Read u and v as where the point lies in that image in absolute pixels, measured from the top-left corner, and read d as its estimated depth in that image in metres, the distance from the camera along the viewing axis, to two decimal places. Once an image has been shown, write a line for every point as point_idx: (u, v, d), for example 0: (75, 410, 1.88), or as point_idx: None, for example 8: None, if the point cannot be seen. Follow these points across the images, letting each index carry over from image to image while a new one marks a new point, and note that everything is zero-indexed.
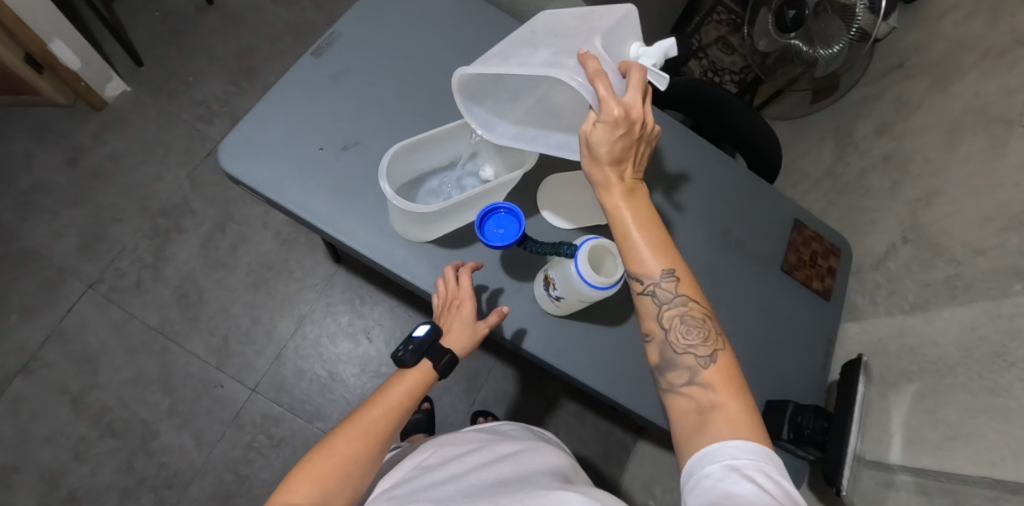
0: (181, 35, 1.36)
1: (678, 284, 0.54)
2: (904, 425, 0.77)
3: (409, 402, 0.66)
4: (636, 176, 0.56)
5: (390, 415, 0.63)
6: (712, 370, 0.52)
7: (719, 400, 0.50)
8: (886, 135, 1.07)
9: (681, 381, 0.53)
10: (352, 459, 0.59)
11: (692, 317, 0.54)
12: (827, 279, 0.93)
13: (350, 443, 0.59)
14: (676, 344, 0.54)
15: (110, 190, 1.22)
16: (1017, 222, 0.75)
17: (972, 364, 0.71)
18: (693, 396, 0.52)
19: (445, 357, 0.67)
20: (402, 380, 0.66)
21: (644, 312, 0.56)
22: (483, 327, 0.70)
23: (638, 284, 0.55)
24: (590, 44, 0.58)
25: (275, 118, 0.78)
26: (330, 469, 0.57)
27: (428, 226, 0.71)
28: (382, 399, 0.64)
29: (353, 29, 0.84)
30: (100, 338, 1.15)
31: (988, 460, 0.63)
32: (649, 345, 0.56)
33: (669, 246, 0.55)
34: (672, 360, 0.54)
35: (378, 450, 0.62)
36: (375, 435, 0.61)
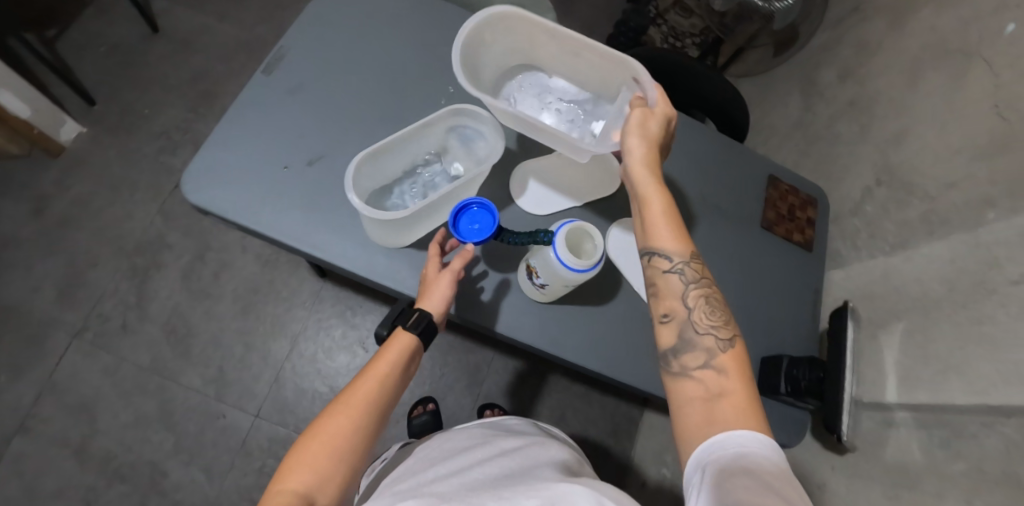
0: (131, 67, 1.32)
1: (703, 270, 0.57)
2: (896, 364, 0.77)
3: (394, 373, 0.66)
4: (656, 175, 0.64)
5: (377, 389, 0.64)
6: (729, 354, 0.53)
7: (730, 386, 0.51)
8: (849, 80, 1.07)
9: (696, 364, 0.53)
10: (343, 435, 0.59)
11: (715, 303, 0.56)
12: (807, 230, 0.93)
13: (340, 419, 0.60)
14: (697, 325, 0.55)
15: (81, 236, 1.20)
16: (986, 152, 0.76)
17: (954, 296, 0.72)
18: (705, 380, 0.52)
19: (414, 315, 0.68)
20: (384, 355, 0.67)
21: (667, 292, 0.57)
22: (445, 275, 0.70)
23: (666, 261, 0.58)
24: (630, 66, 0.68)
25: (236, 142, 0.77)
26: (324, 448, 0.58)
27: (404, 231, 0.70)
28: (367, 374, 0.65)
29: (302, 41, 0.83)
30: (94, 385, 1.13)
31: (979, 388, 0.65)
32: (665, 325, 0.57)
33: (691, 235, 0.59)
34: (691, 340, 0.55)
35: (370, 426, 0.62)
36: (361, 407, 0.62)
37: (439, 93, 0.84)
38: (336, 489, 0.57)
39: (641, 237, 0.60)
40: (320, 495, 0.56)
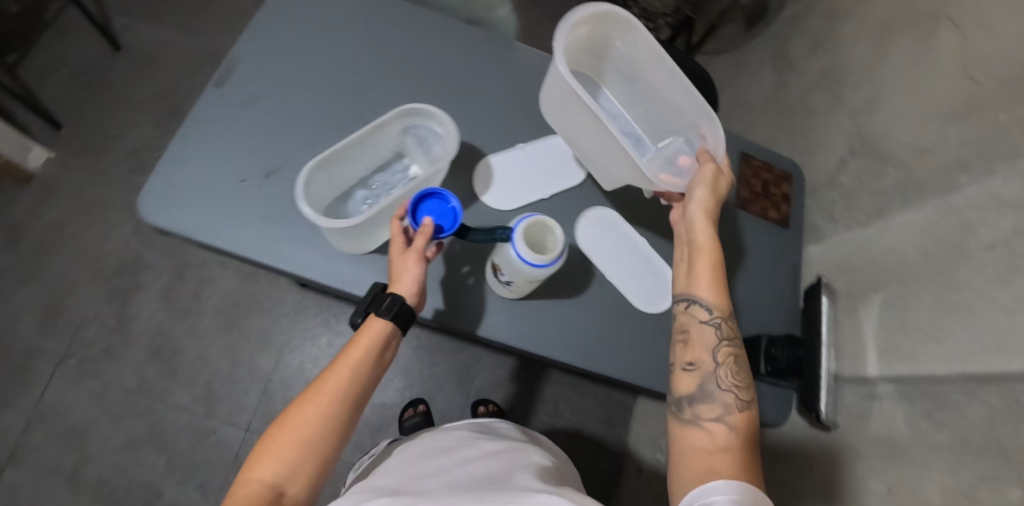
0: (96, 87, 1.30)
1: (734, 335, 0.65)
2: (876, 336, 0.76)
3: (368, 361, 0.64)
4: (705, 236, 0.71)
5: (350, 379, 0.62)
6: (740, 416, 0.60)
7: (734, 442, 0.58)
8: (820, 50, 1.05)
9: (710, 415, 0.60)
10: (314, 427, 0.59)
11: (740, 365, 0.64)
12: (783, 207, 0.92)
13: (312, 411, 0.59)
14: (720, 380, 0.62)
15: (58, 262, 1.18)
16: (957, 115, 0.74)
17: (930, 265, 0.71)
18: (715, 429, 0.58)
19: (385, 299, 0.66)
20: (357, 343, 0.64)
21: (699, 342, 0.65)
22: (410, 256, 0.66)
23: (705, 313, 0.65)
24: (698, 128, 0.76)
25: (191, 159, 0.75)
26: (295, 441, 0.58)
27: (365, 237, 0.69)
28: (340, 363, 0.63)
29: (252, 50, 0.81)
30: (82, 411, 1.12)
31: (958, 356, 0.64)
32: (687, 370, 0.64)
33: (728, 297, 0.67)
34: (710, 389, 0.61)
35: (343, 417, 0.61)
36: (333, 399, 0.61)
37: (397, 94, 0.82)
38: (308, 478, 0.58)
39: (682, 284, 0.69)
40: (291, 484, 0.56)
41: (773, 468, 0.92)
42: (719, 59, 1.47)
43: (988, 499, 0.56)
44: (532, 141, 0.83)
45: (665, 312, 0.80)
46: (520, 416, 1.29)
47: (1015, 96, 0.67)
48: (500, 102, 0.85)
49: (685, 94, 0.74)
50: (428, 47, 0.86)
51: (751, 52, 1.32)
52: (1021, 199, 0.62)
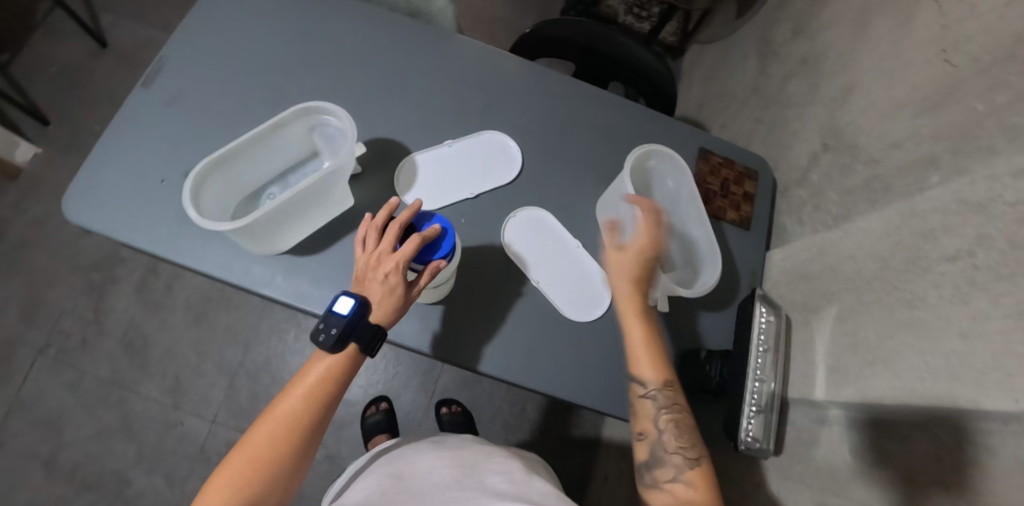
0: (80, 85, 1.34)
1: (674, 393, 0.63)
2: (827, 354, 0.68)
3: (333, 385, 0.61)
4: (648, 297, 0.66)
5: (312, 404, 0.59)
6: (695, 471, 0.57)
7: (696, 496, 0.55)
8: (801, 34, 0.96)
9: (666, 477, 0.58)
10: (275, 457, 0.55)
11: (683, 423, 0.61)
12: (744, 207, 0.85)
13: (272, 439, 0.56)
14: (666, 444, 0.60)
15: (41, 256, 1.23)
16: (931, 104, 0.65)
17: (888, 276, 0.62)
18: (674, 491, 0.56)
19: (377, 335, 0.61)
20: (320, 365, 0.61)
21: (644, 414, 0.63)
22: (412, 294, 0.62)
23: (640, 389, 0.64)
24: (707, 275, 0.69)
25: (114, 159, 0.75)
26: (252, 471, 0.54)
27: (270, 236, 0.67)
28: (301, 386, 0.59)
29: (179, 48, 0.80)
30: (59, 400, 1.16)
31: (908, 383, 0.55)
32: (639, 443, 0.62)
33: (669, 364, 0.64)
34: (660, 457, 0.59)
35: (304, 443, 0.58)
36: (295, 426, 0.57)
37: (324, 91, 0.80)
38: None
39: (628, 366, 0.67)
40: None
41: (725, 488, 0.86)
42: (710, 47, 1.38)
43: None
44: (460, 138, 0.80)
45: (597, 320, 0.74)
46: (487, 417, 1.27)
47: (993, 83, 0.57)
48: (431, 97, 0.82)
49: (703, 235, 0.71)
50: (359, 40, 0.83)
51: (737, 39, 1.23)
52: (989, 203, 0.53)
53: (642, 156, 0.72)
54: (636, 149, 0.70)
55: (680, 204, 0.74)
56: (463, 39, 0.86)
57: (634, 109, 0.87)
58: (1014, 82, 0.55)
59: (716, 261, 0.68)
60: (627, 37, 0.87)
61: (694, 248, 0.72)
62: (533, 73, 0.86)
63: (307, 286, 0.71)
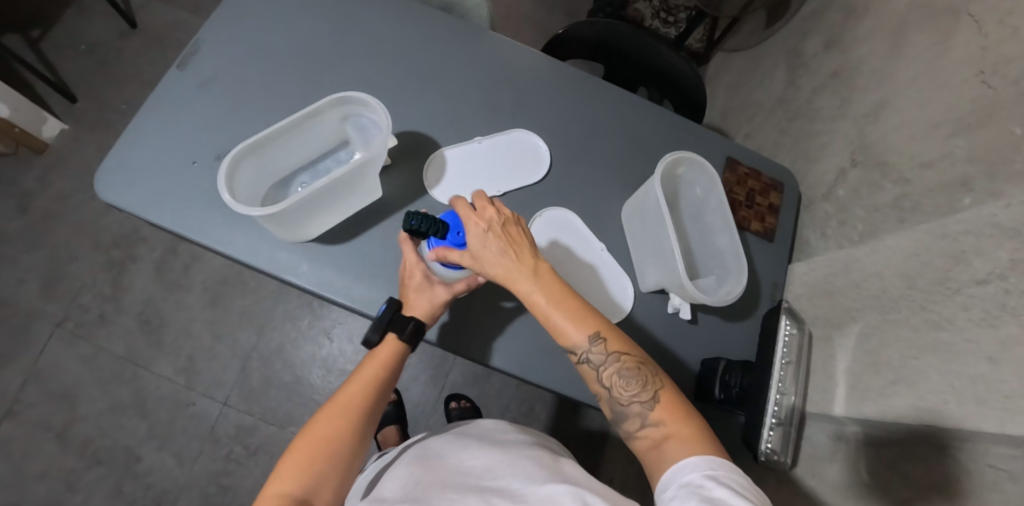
0: (109, 64, 1.35)
1: (607, 344, 0.58)
2: (848, 371, 0.68)
3: (384, 375, 0.66)
4: (532, 256, 0.59)
5: (368, 391, 0.64)
6: (659, 410, 0.55)
7: (669, 432, 0.53)
8: (834, 48, 0.95)
9: (636, 427, 0.56)
10: (336, 439, 0.60)
11: (627, 369, 0.57)
12: (768, 219, 0.85)
13: (332, 422, 0.61)
14: (621, 398, 0.57)
15: (63, 230, 1.24)
16: (966, 126, 0.64)
17: (915, 295, 0.62)
18: (648, 436, 0.55)
19: (410, 324, 0.65)
20: (372, 359, 0.66)
21: (590, 378, 0.59)
22: (441, 290, 0.67)
23: (573, 356, 0.59)
24: (734, 283, 0.69)
25: (147, 138, 0.75)
26: (316, 451, 0.58)
27: (299, 223, 0.68)
28: (356, 376, 0.65)
29: (216, 32, 0.81)
30: (74, 373, 1.18)
31: (931, 404, 0.56)
32: (602, 403, 0.60)
33: (590, 312, 0.59)
34: (623, 412, 0.57)
35: (361, 427, 0.62)
36: (356, 412, 0.62)
37: (357, 81, 0.81)
38: (331, 489, 0.58)
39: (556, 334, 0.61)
40: (315, 496, 0.57)
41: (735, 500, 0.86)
42: (736, 56, 1.38)
43: None
44: (490, 136, 0.80)
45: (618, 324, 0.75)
46: (494, 413, 1.28)
47: None
48: (462, 94, 0.82)
49: (728, 242, 0.71)
50: (394, 32, 0.84)
51: (766, 49, 1.22)
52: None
53: (671, 163, 0.72)
54: (667, 154, 0.70)
55: (706, 213, 0.74)
56: (496, 36, 0.86)
57: (663, 115, 0.87)
58: None
59: (741, 272, 0.68)
60: (661, 43, 0.86)
61: (718, 258, 0.72)
62: (565, 73, 0.86)
63: (332, 275, 0.72)
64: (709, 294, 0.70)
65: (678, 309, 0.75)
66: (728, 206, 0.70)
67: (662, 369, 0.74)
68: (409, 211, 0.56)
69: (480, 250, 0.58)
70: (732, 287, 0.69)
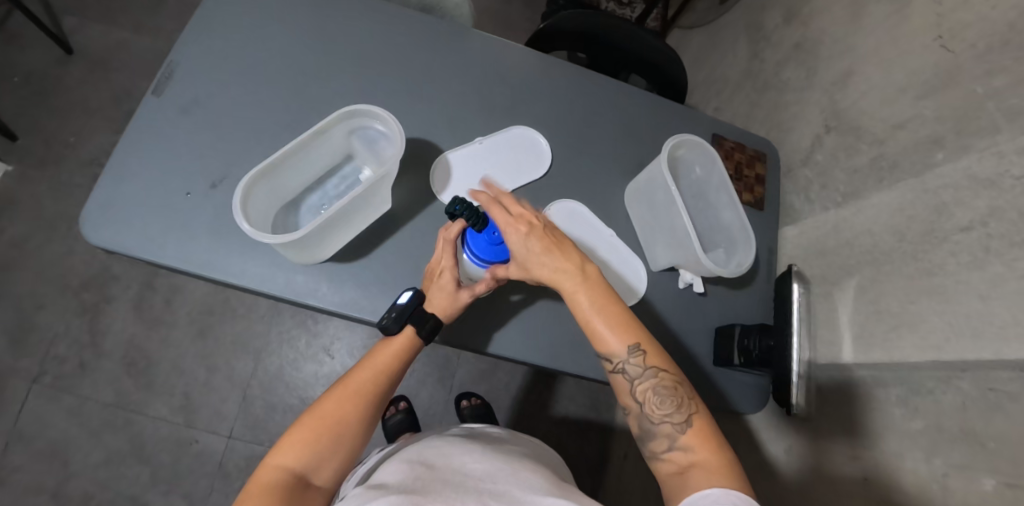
0: (48, 95, 1.25)
1: (646, 358, 0.60)
2: (852, 321, 0.74)
3: (399, 363, 0.66)
4: (581, 260, 0.63)
5: (381, 378, 0.64)
6: (689, 434, 0.57)
7: (698, 459, 0.55)
8: (794, 20, 1.01)
9: (662, 447, 0.58)
10: (342, 421, 0.60)
11: (664, 387, 0.59)
12: (756, 189, 0.91)
13: (340, 404, 0.61)
14: (652, 414, 0.59)
15: (25, 279, 1.16)
16: (931, 88, 0.70)
17: (906, 247, 0.68)
18: (675, 460, 0.57)
19: (430, 321, 0.66)
20: (387, 344, 0.66)
21: (622, 388, 0.61)
22: (465, 295, 0.67)
23: (609, 363, 0.61)
24: (745, 254, 0.73)
25: (130, 172, 0.71)
26: (321, 431, 0.59)
27: (317, 246, 0.66)
28: (371, 360, 0.65)
29: (190, 53, 0.77)
30: (60, 429, 1.10)
31: (932, 343, 0.62)
32: (628, 416, 0.62)
33: (634, 324, 0.61)
34: (651, 429, 0.59)
35: (368, 415, 0.63)
36: (366, 396, 0.63)
37: (347, 93, 0.79)
38: (332, 468, 0.60)
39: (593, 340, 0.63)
40: (315, 473, 0.58)
41: (752, 456, 0.93)
42: (693, 32, 1.43)
43: (962, 488, 0.56)
44: (490, 135, 0.81)
45: (635, 304, 0.78)
46: (505, 407, 1.31)
47: (991, 68, 0.63)
48: (457, 96, 0.82)
49: (733, 214, 0.74)
50: (377, 39, 0.82)
51: (724, 24, 1.28)
52: (997, 177, 0.59)
53: (673, 145, 0.75)
54: (669, 138, 0.73)
55: (709, 191, 0.77)
56: (481, 35, 0.86)
57: (649, 99, 0.90)
58: (1011, 66, 0.61)
59: (749, 243, 0.72)
60: (641, 28, 0.89)
61: (725, 231, 0.76)
62: (550, 67, 0.87)
63: (353, 292, 0.71)
64: (725, 266, 0.74)
65: (690, 283, 0.79)
66: (730, 181, 0.74)
67: (680, 342, 0.78)
68: (455, 197, 0.63)
69: (524, 251, 0.63)
70: (743, 258, 0.73)
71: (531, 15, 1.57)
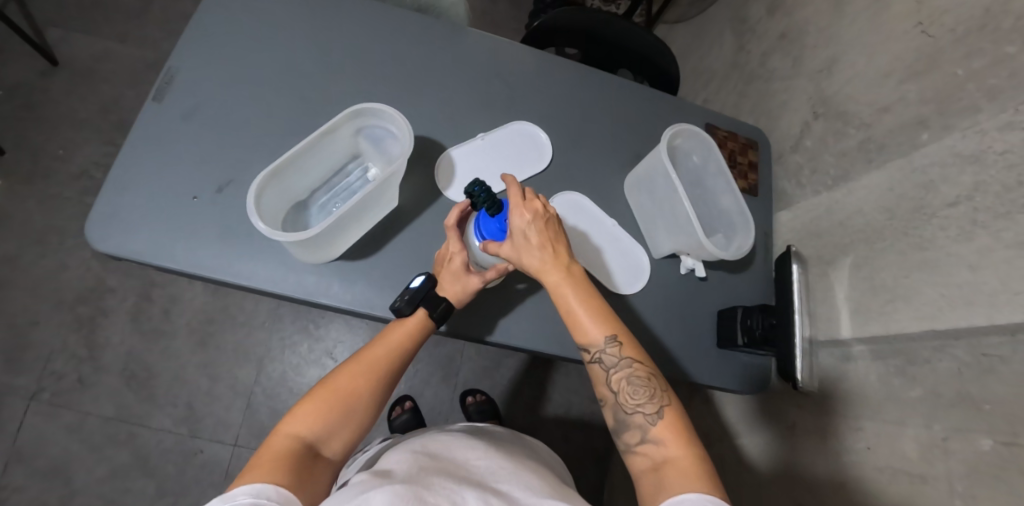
0: (33, 108, 1.23)
1: (621, 348, 0.63)
2: (848, 298, 0.77)
3: (411, 343, 0.68)
4: (568, 256, 0.66)
5: (393, 355, 0.66)
6: (660, 426, 0.60)
7: (669, 454, 0.58)
8: (777, 12, 1.04)
9: (636, 440, 0.61)
10: (355, 394, 0.61)
11: (638, 377, 0.62)
12: (750, 175, 0.94)
13: (353, 377, 0.62)
14: (626, 405, 0.62)
15: (18, 296, 1.14)
16: (914, 72, 0.74)
17: (897, 224, 0.71)
18: (648, 454, 0.59)
19: (441, 305, 0.67)
20: (401, 324, 0.68)
21: (599, 379, 0.64)
22: (475, 279, 0.68)
23: (587, 353, 0.65)
24: (744, 237, 0.75)
25: (135, 179, 0.71)
26: (334, 403, 0.60)
27: (329, 244, 0.67)
28: (385, 338, 0.66)
29: (190, 59, 0.77)
30: (60, 446, 1.09)
31: (927, 314, 0.64)
32: (605, 408, 0.65)
33: (611, 318, 0.65)
34: (625, 420, 0.62)
35: (378, 392, 0.64)
36: (378, 372, 0.64)
37: (349, 95, 0.80)
38: (340, 440, 0.60)
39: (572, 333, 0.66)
40: (325, 444, 0.59)
41: (755, 435, 0.95)
42: (679, 27, 1.46)
43: (962, 450, 0.59)
44: (491, 131, 0.82)
45: (639, 291, 0.80)
46: (509, 402, 1.32)
47: (970, 50, 0.66)
48: (457, 94, 0.83)
49: (733, 198, 0.77)
50: (375, 41, 0.83)
51: (709, 18, 1.31)
52: (980, 153, 0.62)
53: (671, 135, 0.77)
54: (667, 128, 0.76)
55: (707, 178, 0.80)
56: (477, 33, 0.88)
57: (642, 92, 0.92)
58: (990, 48, 0.64)
59: (748, 226, 0.75)
60: (634, 23, 0.91)
61: (724, 217, 0.78)
62: (546, 63, 0.89)
63: (364, 290, 0.72)
64: (726, 250, 0.76)
65: (691, 269, 0.81)
66: (727, 168, 0.76)
67: (684, 325, 0.81)
68: (478, 181, 0.60)
69: (520, 239, 0.64)
70: (742, 241, 0.75)
71: (518, 15, 1.59)
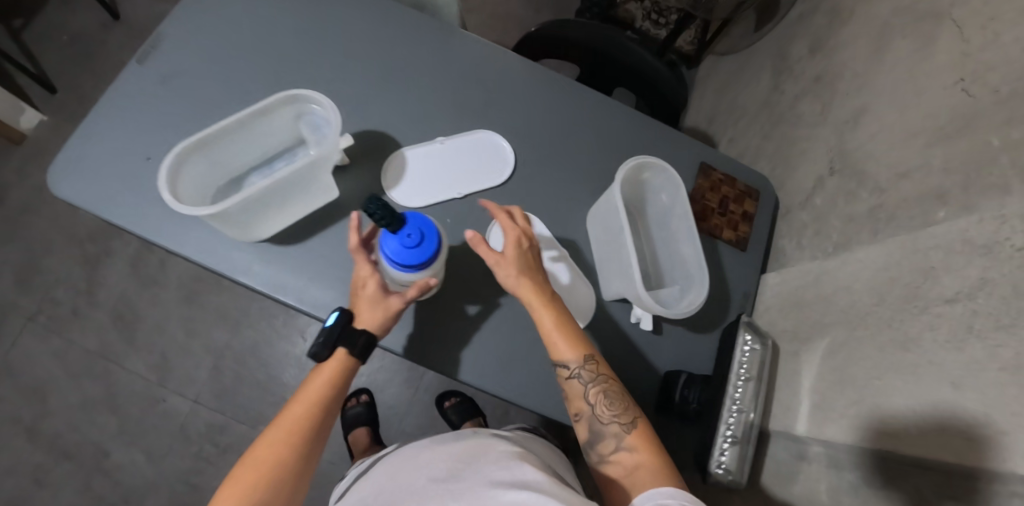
0: (90, 56, 1.34)
1: (598, 365, 0.61)
2: (814, 387, 0.65)
3: (330, 392, 0.62)
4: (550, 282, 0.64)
5: (315, 410, 0.60)
6: (635, 435, 0.56)
7: (641, 460, 0.54)
8: (818, 52, 0.92)
9: (610, 449, 0.57)
10: (279, 464, 0.56)
11: (613, 391, 0.60)
12: (741, 227, 0.83)
13: (273, 446, 0.56)
14: (601, 415, 0.59)
15: (40, 223, 1.24)
16: (944, 134, 0.61)
17: (882, 312, 0.59)
18: (621, 462, 0.55)
19: (360, 341, 0.62)
20: (320, 373, 0.62)
21: (576, 394, 0.61)
22: (395, 301, 0.63)
23: (564, 369, 0.61)
24: (694, 293, 0.66)
25: (100, 131, 0.73)
26: (254, 479, 0.54)
27: (251, 224, 0.66)
28: (301, 395, 0.60)
29: (178, 26, 0.79)
30: (45, 367, 1.17)
31: (892, 429, 0.53)
32: (579, 423, 0.61)
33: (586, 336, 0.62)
34: (600, 431, 0.58)
35: (307, 451, 0.58)
36: (302, 434, 0.58)
37: (320, 78, 0.79)
38: None
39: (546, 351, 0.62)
40: None
41: None
42: (726, 58, 1.35)
43: None
44: (453, 136, 0.78)
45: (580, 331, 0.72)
46: None
47: (1013, 115, 0.53)
48: (430, 93, 0.80)
49: (691, 247, 0.68)
50: (359, 28, 0.81)
51: (754, 52, 1.19)
52: (994, 244, 0.50)
53: (634, 167, 0.70)
54: (630, 159, 0.68)
55: (673, 220, 0.71)
56: (467, 34, 0.84)
57: (636, 119, 0.84)
58: None
59: (703, 281, 0.65)
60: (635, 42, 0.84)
61: (681, 268, 0.70)
62: (534, 73, 0.83)
63: (284, 276, 0.70)
64: (671, 305, 0.68)
65: (639, 319, 0.73)
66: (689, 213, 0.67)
67: (624, 381, 0.72)
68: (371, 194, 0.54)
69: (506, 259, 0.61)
70: (691, 296, 0.66)
71: None
